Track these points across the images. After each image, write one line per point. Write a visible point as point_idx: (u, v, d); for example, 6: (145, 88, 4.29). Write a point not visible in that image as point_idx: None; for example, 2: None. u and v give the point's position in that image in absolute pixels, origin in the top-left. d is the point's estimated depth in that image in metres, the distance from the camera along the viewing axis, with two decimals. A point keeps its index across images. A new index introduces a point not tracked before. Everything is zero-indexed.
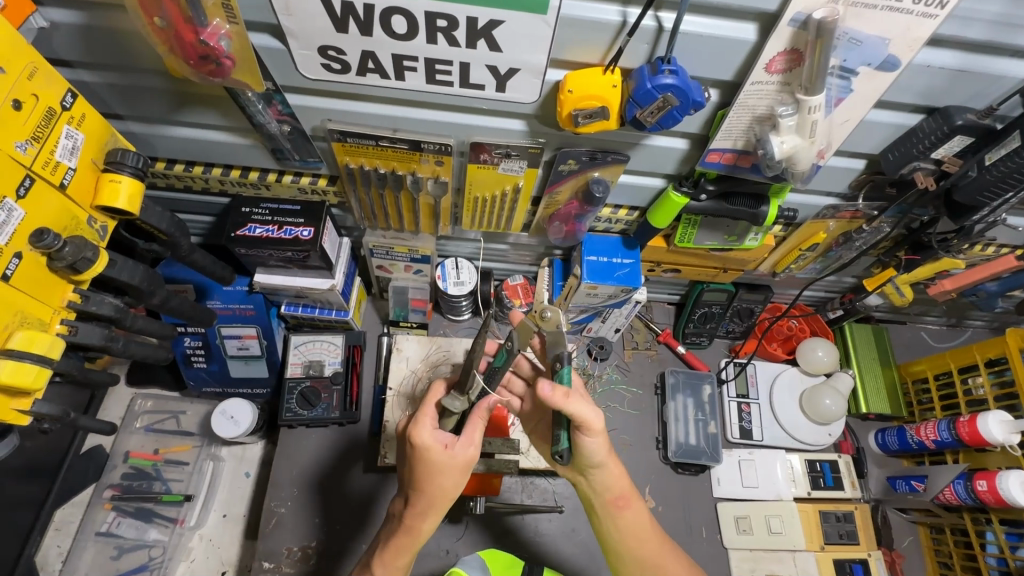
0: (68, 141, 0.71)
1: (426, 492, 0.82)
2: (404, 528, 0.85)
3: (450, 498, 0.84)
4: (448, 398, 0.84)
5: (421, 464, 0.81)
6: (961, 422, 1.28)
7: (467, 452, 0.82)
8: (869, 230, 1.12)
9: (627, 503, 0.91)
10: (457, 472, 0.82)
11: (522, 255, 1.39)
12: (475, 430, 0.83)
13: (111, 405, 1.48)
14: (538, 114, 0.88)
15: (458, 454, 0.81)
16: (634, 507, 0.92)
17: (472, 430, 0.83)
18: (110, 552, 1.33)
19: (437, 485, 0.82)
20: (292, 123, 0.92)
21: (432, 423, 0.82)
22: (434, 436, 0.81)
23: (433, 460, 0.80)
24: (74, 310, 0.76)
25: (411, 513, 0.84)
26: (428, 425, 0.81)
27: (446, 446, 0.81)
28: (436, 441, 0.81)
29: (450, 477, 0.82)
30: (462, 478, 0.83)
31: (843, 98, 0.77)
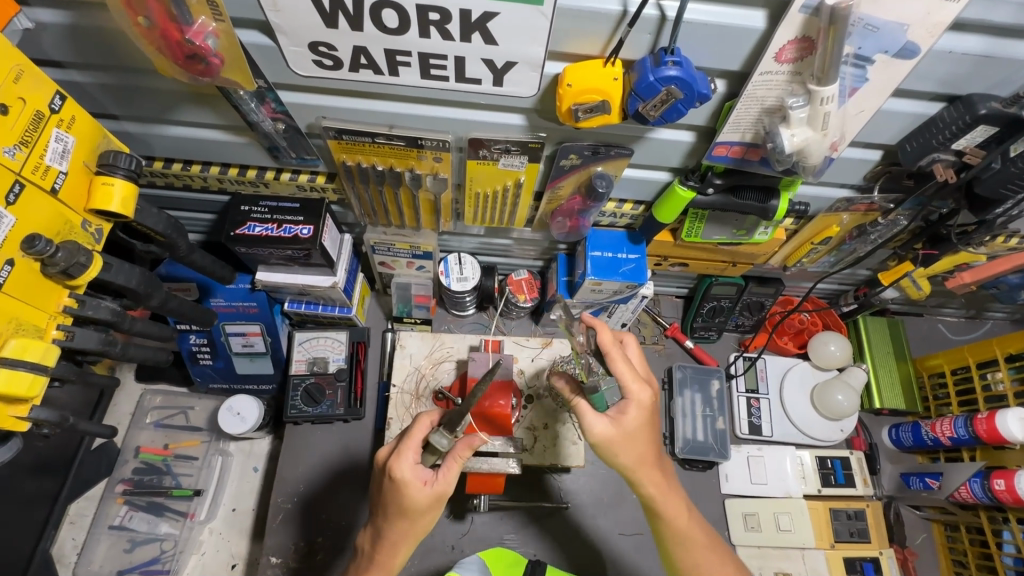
0: (58, 145, 0.71)
1: (400, 524, 0.87)
2: (375, 562, 0.90)
3: (423, 531, 0.88)
4: (436, 432, 0.84)
5: (398, 499, 0.85)
6: (979, 419, 1.24)
7: (445, 489, 0.85)
8: (885, 223, 1.08)
9: (669, 511, 0.90)
10: (432, 506, 0.85)
11: (526, 250, 1.37)
12: (454, 462, 0.85)
13: (120, 401, 1.50)
14: (537, 108, 0.85)
15: (436, 490, 0.85)
16: (676, 514, 0.91)
17: (449, 470, 0.85)
18: (123, 545, 1.35)
19: (411, 518, 0.86)
20: (286, 121, 0.90)
21: (414, 457, 0.86)
22: (413, 471, 0.84)
23: (408, 495, 0.84)
24: (71, 315, 0.76)
25: (385, 545, 0.89)
26: (407, 461, 0.85)
27: (425, 483, 0.84)
28: (416, 476, 0.84)
29: (425, 512, 0.85)
30: (435, 512, 0.87)
31: (858, 88, 0.74)
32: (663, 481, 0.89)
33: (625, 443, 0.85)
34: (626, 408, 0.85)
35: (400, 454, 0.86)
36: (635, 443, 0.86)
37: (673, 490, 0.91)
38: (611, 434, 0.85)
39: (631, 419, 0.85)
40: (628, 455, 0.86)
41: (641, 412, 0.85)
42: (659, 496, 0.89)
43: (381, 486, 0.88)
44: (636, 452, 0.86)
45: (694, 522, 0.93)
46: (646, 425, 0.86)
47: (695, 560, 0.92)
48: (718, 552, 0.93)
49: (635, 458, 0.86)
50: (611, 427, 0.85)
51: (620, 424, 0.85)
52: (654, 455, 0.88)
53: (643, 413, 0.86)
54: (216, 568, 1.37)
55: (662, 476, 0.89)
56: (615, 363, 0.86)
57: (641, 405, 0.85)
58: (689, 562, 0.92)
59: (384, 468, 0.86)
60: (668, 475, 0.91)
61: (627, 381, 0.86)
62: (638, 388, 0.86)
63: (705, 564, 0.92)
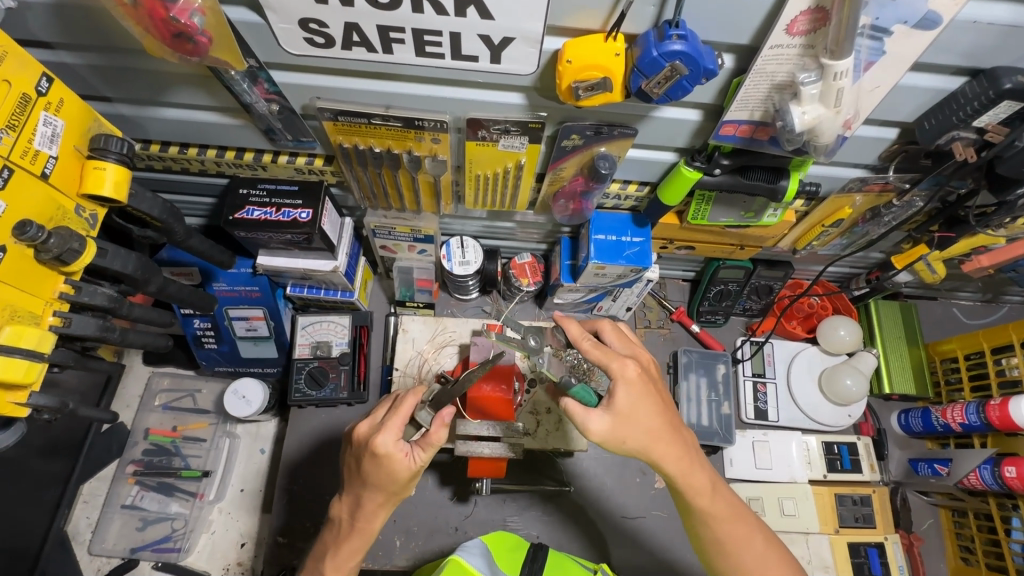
0: (47, 129, 0.71)
1: (377, 491, 0.87)
2: (357, 531, 0.91)
3: (399, 498, 0.90)
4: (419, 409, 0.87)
5: (382, 470, 0.84)
6: (991, 405, 1.21)
7: (423, 464, 0.86)
8: (900, 205, 1.04)
9: (692, 487, 0.88)
10: (409, 478, 0.86)
11: (530, 233, 1.34)
12: (435, 437, 0.83)
13: (129, 383, 1.52)
14: (537, 86, 0.82)
15: (416, 463, 0.85)
16: (701, 489, 0.89)
17: (425, 448, 0.84)
18: (135, 523, 1.39)
19: (390, 487, 0.86)
20: (280, 102, 0.88)
21: (397, 433, 0.84)
22: (394, 443, 0.83)
23: (387, 464, 0.84)
24: (67, 301, 0.77)
25: (361, 512, 0.90)
26: (388, 435, 0.83)
27: (407, 455, 0.84)
28: (398, 449, 0.83)
29: (402, 482, 0.86)
30: (411, 483, 0.88)
31: (874, 62, 0.70)
32: (682, 458, 0.87)
33: (630, 426, 0.83)
34: (615, 392, 0.84)
35: (386, 426, 0.85)
36: (643, 420, 0.84)
37: (694, 466, 0.88)
38: (611, 425, 0.83)
39: (622, 400, 0.84)
40: (637, 437, 0.84)
41: (631, 389, 0.84)
42: (681, 475, 0.87)
43: (362, 458, 0.87)
44: (647, 428, 0.84)
45: (719, 495, 0.90)
46: (645, 400, 0.85)
47: (724, 536, 0.90)
48: (746, 523, 0.91)
49: (648, 436, 0.84)
50: (609, 418, 0.83)
51: (615, 409, 0.83)
52: (667, 431, 0.85)
53: (633, 388, 0.85)
54: (225, 547, 1.40)
55: (681, 452, 0.87)
56: (590, 351, 0.86)
57: (627, 380, 0.85)
58: (720, 538, 0.91)
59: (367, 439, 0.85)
60: (688, 450, 0.88)
61: (606, 361, 0.86)
62: (619, 364, 0.85)
63: (736, 538, 0.90)
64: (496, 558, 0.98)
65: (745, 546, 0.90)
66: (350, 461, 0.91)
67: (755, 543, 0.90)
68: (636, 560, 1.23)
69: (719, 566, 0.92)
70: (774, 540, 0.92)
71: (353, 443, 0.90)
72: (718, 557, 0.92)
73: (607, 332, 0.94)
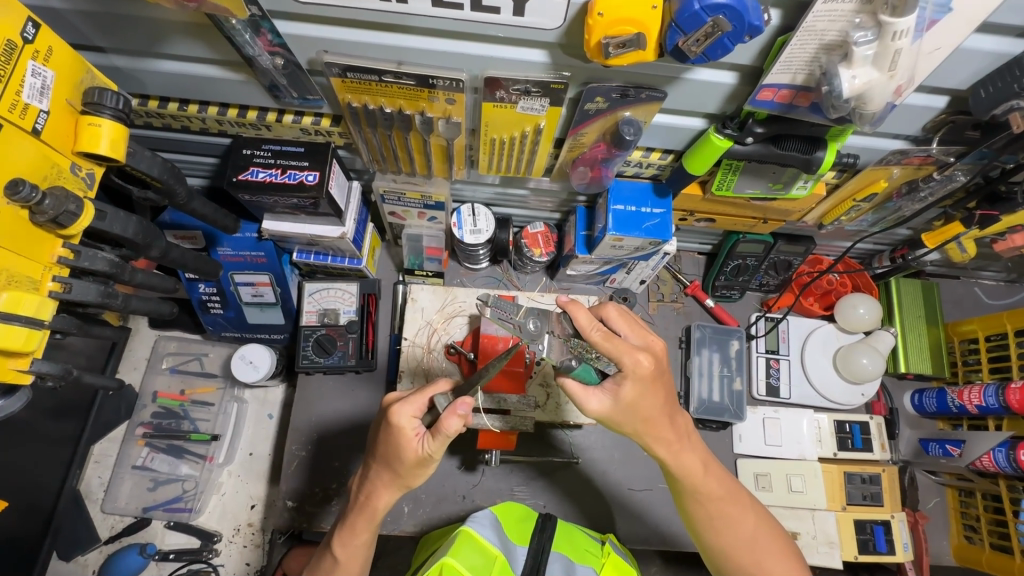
0: (36, 80, 0.66)
1: (383, 467, 0.86)
2: (360, 506, 0.89)
3: (405, 484, 0.86)
4: (441, 394, 0.84)
5: (391, 442, 0.83)
6: (1011, 388, 1.18)
7: (433, 453, 0.81)
8: (940, 179, 0.98)
9: (684, 469, 0.89)
10: (415, 464, 0.82)
11: (543, 201, 1.29)
12: (447, 427, 0.77)
13: (136, 347, 1.51)
14: (562, 42, 0.75)
15: (423, 448, 0.81)
16: (692, 470, 0.89)
17: (436, 440, 0.80)
18: (146, 484, 1.41)
19: (396, 466, 0.84)
20: (285, 55, 0.82)
21: (416, 409, 0.82)
22: (410, 420, 0.82)
23: (397, 441, 0.82)
24: (67, 266, 0.74)
25: (366, 486, 0.89)
26: (403, 410, 0.82)
27: (417, 435, 0.82)
28: (411, 426, 0.81)
29: (408, 465, 0.83)
30: (419, 471, 0.84)
31: (939, 20, 0.64)
32: (674, 442, 0.87)
33: (629, 412, 0.82)
34: (622, 382, 0.80)
35: (408, 400, 0.84)
36: (645, 408, 0.82)
37: (684, 449, 0.88)
38: (609, 409, 0.82)
39: (627, 392, 0.80)
40: (632, 423, 0.83)
41: (640, 382, 0.80)
42: (671, 457, 0.88)
43: (379, 428, 0.87)
44: (648, 414, 0.83)
45: (711, 477, 0.91)
46: (651, 391, 0.81)
47: (716, 513, 0.91)
48: (739, 504, 0.92)
49: (642, 420, 0.83)
50: (609, 402, 0.81)
51: (619, 400, 0.80)
52: (664, 417, 0.84)
53: (642, 382, 0.80)
54: (235, 509, 1.42)
55: (673, 435, 0.86)
56: (599, 343, 0.79)
57: (638, 375, 0.79)
58: (710, 516, 0.91)
59: (387, 407, 0.85)
60: (681, 433, 0.88)
61: (618, 354, 0.79)
62: (632, 357, 0.79)
63: (728, 518, 0.91)
64: (505, 527, 0.97)
65: (737, 524, 0.91)
66: (374, 425, 0.94)
67: (746, 519, 0.92)
68: (641, 531, 1.24)
69: (711, 544, 0.93)
70: (766, 518, 0.94)
71: (379, 412, 0.91)
72: (707, 536, 0.93)
73: (610, 314, 0.87)
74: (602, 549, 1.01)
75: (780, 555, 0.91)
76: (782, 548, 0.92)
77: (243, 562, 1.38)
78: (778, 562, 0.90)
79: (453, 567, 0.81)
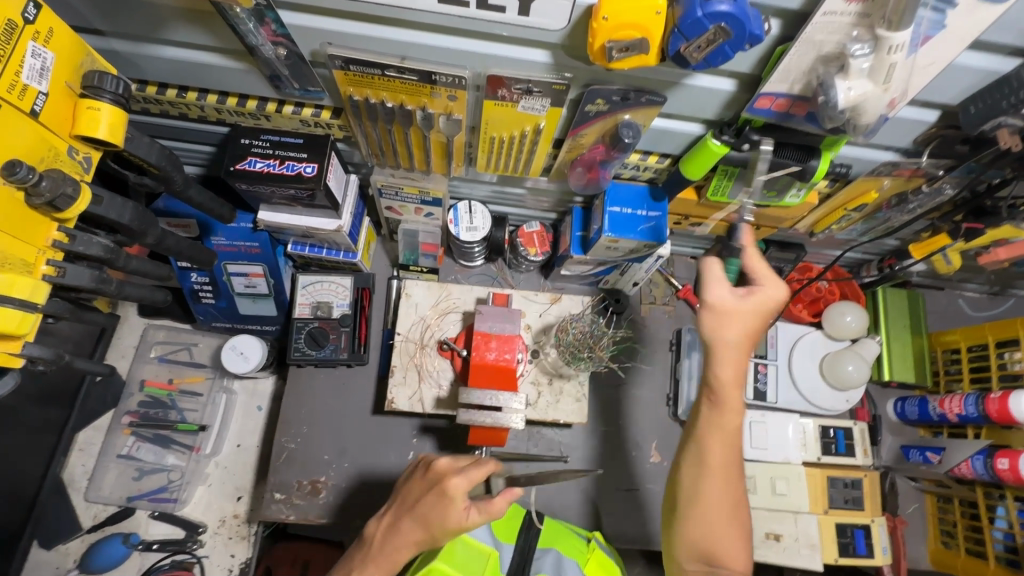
0: (35, 61, 0.66)
1: (419, 525, 0.83)
2: (386, 556, 0.84)
3: (434, 547, 0.85)
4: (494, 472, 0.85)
5: (437, 512, 0.81)
6: (990, 398, 1.22)
7: (474, 524, 0.82)
8: (928, 192, 1.00)
9: (727, 405, 0.86)
10: (453, 534, 0.81)
11: (540, 201, 1.30)
12: (498, 506, 0.82)
13: (124, 334, 1.49)
14: (565, 44, 0.76)
15: (467, 521, 0.81)
16: (731, 413, 0.86)
17: (485, 512, 0.81)
18: (131, 473, 1.39)
19: (434, 531, 0.82)
20: (287, 46, 0.82)
21: (472, 483, 0.81)
22: (463, 488, 0.80)
23: (445, 507, 0.80)
24: (61, 250, 0.73)
25: (389, 530, 0.85)
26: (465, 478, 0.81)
27: (468, 509, 0.81)
28: (465, 501, 0.80)
29: (446, 531, 0.81)
30: (450, 539, 0.83)
31: (932, 36, 0.65)
32: (735, 378, 0.85)
33: (725, 321, 0.84)
34: (750, 292, 0.85)
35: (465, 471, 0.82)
36: (734, 331, 0.84)
37: (740, 392, 0.86)
38: (724, 309, 0.84)
39: (751, 302, 0.84)
40: (731, 333, 0.84)
41: (761, 309, 0.84)
42: (720, 382, 0.86)
43: (426, 491, 0.84)
44: (736, 340, 0.84)
45: (740, 431, 0.88)
46: (758, 321, 0.84)
47: (726, 462, 0.86)
48: (736, 471, 0.88)
49: (740, 336, 0.84)
50: (733, 301, 0.84)
51: (738, 304, 0.83)
52: (745, 355, 0.85)
53: (761, 313, 0.84)
54: (221, 499, 1.41)
55: (743, 369, 0.85)
56: (753, 260, 0.88)
57: (766, 301, 0.84)
58: (719, 462, 0.87)
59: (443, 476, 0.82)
60: (743, 377, 0.87)
61: (763, 276, 0.87)
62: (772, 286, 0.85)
63: (722, 471, 0.87)
64: (492, 523, 0.98)
65: (719, 483, 0.87)
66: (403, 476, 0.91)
67: (736, 489, 0.88)
68: (629, 530, 1.26)
69: (696, 486, 0.87)
70: (741, 500, 0.89)
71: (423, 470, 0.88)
72: (695, 471, 0.88)
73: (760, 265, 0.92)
74: (588, 544, 1.02)
75: (741, 537, 0.87)
76: (739, 538, 0.87)
77: (229, 554, 1.38)
78: (738, 540, 0.86)
79: (436, 568, 0.82)
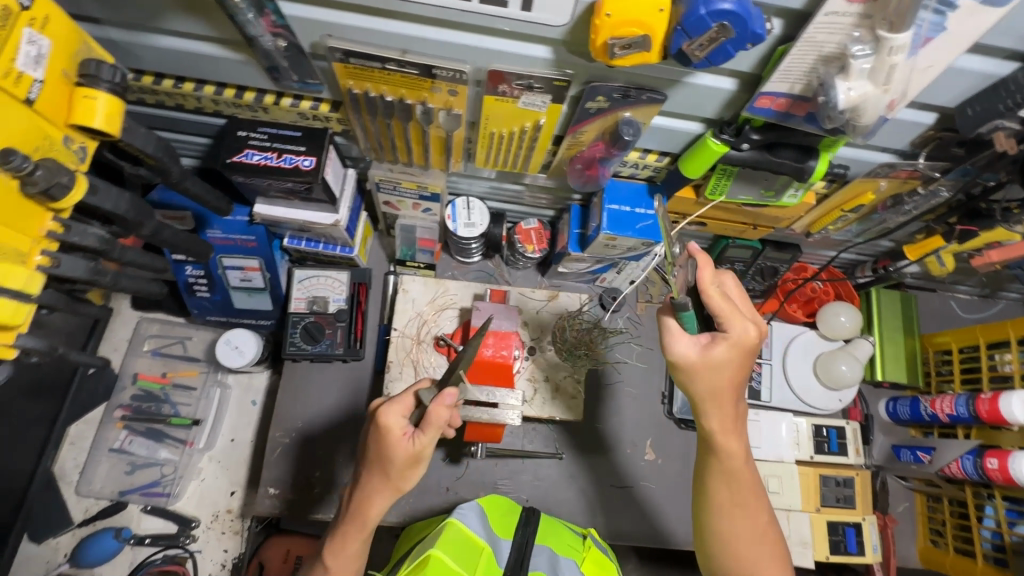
0: (31, 48, 0.65)
1: (377, 471, 0.86)
2: (352, 513, 0.87)
3: (399, 487, 0.86)
4: (426, 389, 0.87)
5: (379, 445, 0.84)
6: (981, 399, 1.23)
7: (425, 447, 0.84)
8: (924, 194, 1.01)
9: (726, 448, 0.87)
10: (408, 462, 0.84)
11: (538, 198, 1.30)
12: (436, 417, 0.82)
13: (117, 327, 1.47)
14: (567, 40, 0.76)
15: (415, 446, 0.83)
16: (734, 453, 0.87)
17: (427, 432, 0.83)
18: (123, 467, 1.38)
19: (387, 469, 0.84)
20: (287, 38, 0.81)
21: (402, 409, 0.85)
22: (396, 421, 0.84)
23: (385, 441, 0.83)
24: (56, 240, 0.73)
25: (360, 494, 0.87)
26: (391, 409, 0.84)
27: (406, 435, 0.84)
28: (398, 425, 0.84)
29: (401, 465, 0.84)
30: (411, 471, 0.85)
31: (932, 38, 0.66)
32: (728, 419, 0.86)
33: (708, 375, 0.82)
34: (717, 342, 0.81)
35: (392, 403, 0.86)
36: (718, 377, 0.82)
37: (735, 431, 0.87)
38: (694, 360, 0.82)
39: (720, 351, 0.80)
40: (706, 383, 0.82)
41: (735, 349, 0.80)
42: (720, 431, 0.86)
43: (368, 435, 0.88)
44: (718, 383, 0.82)
45: (748, 464, 0.89)
46: (736, 363, 0.82)
47: (738, 500, 0.89)
48: (758, 501, 0.90)
49: (715, 387, 0.83)
50: (697, 353, 0.81)
51: (707, 356, 0.81)
52: (731, 395, 0.84)
53: (736, 350, 0.81)
54: (214, 494, 1.40)
55: (731, 412, 0.86)
56: (713, 299, 0.80)
57: (737, 343, 0.80)
58: (732, 501, 0.89)
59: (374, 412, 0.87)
60: (737, 416, 0.87)
61: (727, 317, 0.80)
62: (740, 325, 0.80)
63: (743, 510, 0.89)
64: (490, 520, 0.98)
65: (741, 520, 0.89)
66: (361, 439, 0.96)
67: (760, 517, 0.89)
68: (623, 527, 1.25)
69: (715, 528, 0.90)
70: (772, 527, 0.91)
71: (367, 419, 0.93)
72: (718, 519, 0.89)
73: (728, 284, 0.87)
74: (584, 542, 1.03)
75: (778, 560, 0.89)
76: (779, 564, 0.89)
77: (222, 549, 1.37)
78: (772, 566, 0.88)
79: (443, 560, 0.81)
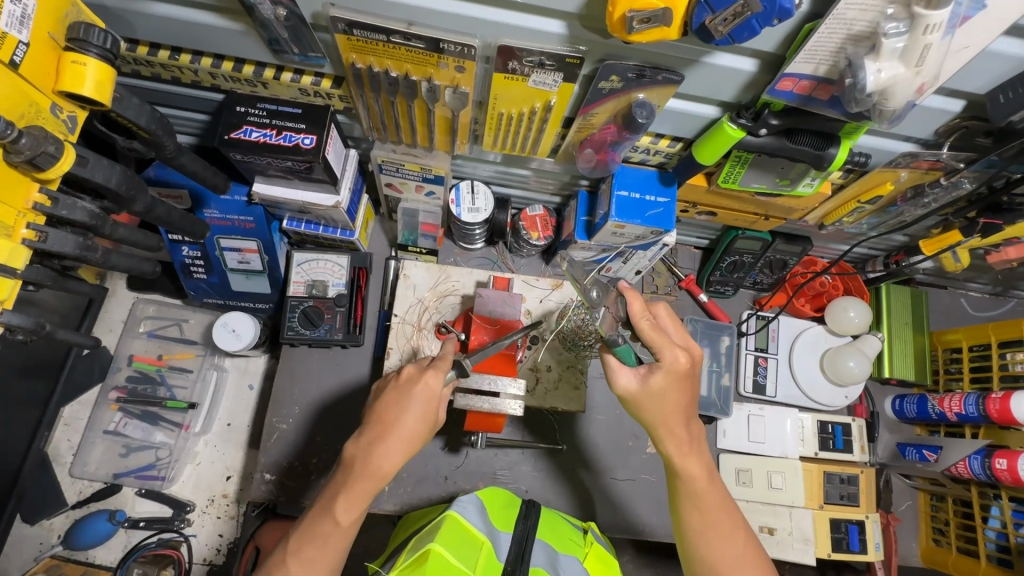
0: (15, 7, 0.61)
1: (409, 432, 0.84)
2: (368, 470, 0.82)
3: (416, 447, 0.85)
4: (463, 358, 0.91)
5: (420, 407, 0.85)
6: (991, 398, 1.20)
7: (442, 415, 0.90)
8: (945, 185, 0.98)
9: (687, 472, 0.87)
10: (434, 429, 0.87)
11: (544, 183, 1.26)
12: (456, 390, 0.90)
13: (112, 308, 1.45)
14: (582, 14, 0.72)
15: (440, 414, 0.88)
16: (695, 476, 0.87)
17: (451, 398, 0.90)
18: (118, 449, 1.36)
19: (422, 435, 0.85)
20: (288, 6, 0.78)
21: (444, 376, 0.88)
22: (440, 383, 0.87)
23: (430, 402, 0.85)
24: (43, 214, 0.70)
25: (368, 449, 0.83)
26: (441, 372, 0.87)
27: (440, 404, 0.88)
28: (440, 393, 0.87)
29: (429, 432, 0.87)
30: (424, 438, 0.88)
31: (971, 17, 0.63)
32: (685, 442, 0.86)
33: (654, 402, 0.83)
34: (653, 371, 0.82)
35: (435, 366, 0.88)
36: (666, 403, 0.84)
37: (693, 452, 0.87)
38: (636, 392, 0.83)
39: (657, 381, 0.82)
40: (654, 411, 0.84)
41: (670, 376, 0.82)
42: (678, 455, 0.87)
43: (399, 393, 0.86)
44: (666, 408, 0.84)
45: (714, 485, 0.88)
46: (676, 390, 0.83)
47: (710, 521, 0.87)
48: (733, 518, 0.88)
49: (662, 414, 0.84)
50: (637, 384, 0.83)
51: (645, 387, 0.82)
52: (680, 418, 0.85)
53: (673, 377, 0.83)
54: (210, 479, 1.38)
55: (685, 437, 0.86)
56: (645, 332, 0.81)
57: (671, 370, 0.82)
58: (705, 523, 0.87)
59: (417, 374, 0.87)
60: (692, 438, 0.88)
61: (658, 346, 0.82)
62: (671, 353, 0.82)
63: (719, 532, 0.86)
64: (489, 512, 0.95)
65: (721, 543, 0.86)
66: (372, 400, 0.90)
67: (738, 536, 0.86)
68: (620, 521, 1.23)
69: (695, 553, 0.87)
70: (756, 545, 0.88)
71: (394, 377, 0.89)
72: (697, 544, 0.87)
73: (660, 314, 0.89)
74: (585, 537, 1.01)
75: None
76: None
77: (216, 533, 1.35)
78: None
79: (443, 556, 0.79)
